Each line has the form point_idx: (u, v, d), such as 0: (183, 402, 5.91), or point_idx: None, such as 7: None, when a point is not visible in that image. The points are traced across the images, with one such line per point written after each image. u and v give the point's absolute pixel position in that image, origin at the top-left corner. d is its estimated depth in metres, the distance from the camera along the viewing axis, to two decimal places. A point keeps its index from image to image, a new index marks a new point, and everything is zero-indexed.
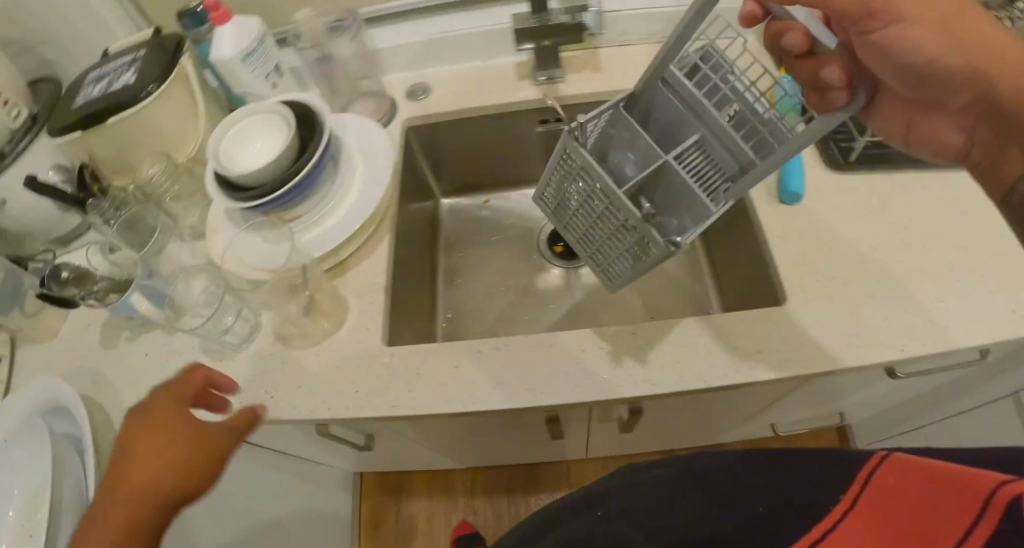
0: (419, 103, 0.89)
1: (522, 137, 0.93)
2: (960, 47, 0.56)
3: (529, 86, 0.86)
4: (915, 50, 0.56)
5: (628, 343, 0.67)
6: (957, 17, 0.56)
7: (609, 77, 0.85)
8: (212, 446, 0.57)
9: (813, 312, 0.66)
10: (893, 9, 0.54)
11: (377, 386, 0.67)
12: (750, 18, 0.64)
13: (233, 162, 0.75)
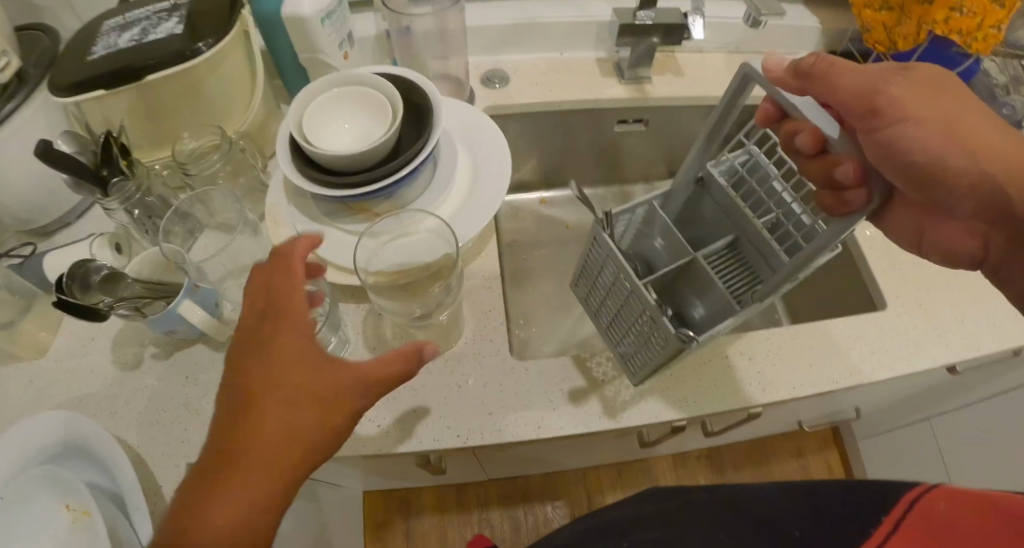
0: (496, 91, 0.82)
1: (595, 137, 0.89)
2: (959, 147, 0.51)
3: (614, 84, 0.83)
4: (918, 152, 0.51)
5: (761, 347, 0.67)
6: (953, 114, 0.51)
7: (691, 82, 0.85)
8: (328, 381, 0.44)
9: (915, 318, 0.70)
10: (889, 101, 0.51)
11: (510, 405, 0.61)
12: (764, 116, 0.63)
13: (322, 140, 0.63)
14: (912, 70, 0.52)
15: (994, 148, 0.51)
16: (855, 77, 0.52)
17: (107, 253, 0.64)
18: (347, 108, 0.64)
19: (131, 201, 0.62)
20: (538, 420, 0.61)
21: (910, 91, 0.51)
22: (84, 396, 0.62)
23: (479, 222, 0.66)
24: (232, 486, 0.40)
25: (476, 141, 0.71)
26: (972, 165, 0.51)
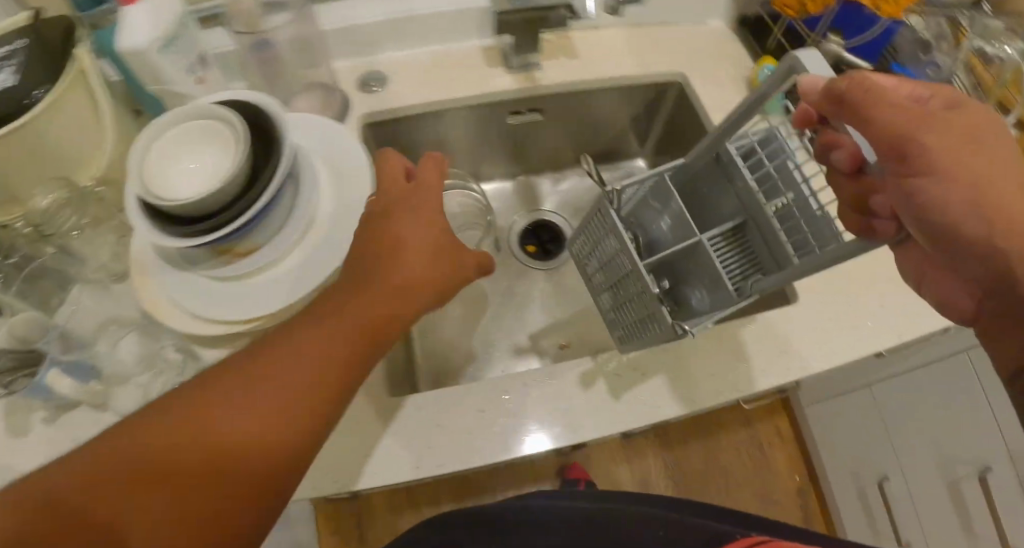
0: (375, 96, 0.76)
1: (492, 131, 0.84)
2: (980, 214, 0.45)
3: (501, 75, 0.78)
4: (936, 212, 0.46)
5: (661, 359, 0.66)
6: (984, 173, 0.45)
7: (584, 65, 0.80)
8: (401, 278, 0.51)
9: (817, 310, 0.68)
10: (925, 157, 0.44)
11: (385, 446, 0.60)
12: (800, 118, 0.55)
13: (168, 186, 0.58)
14: (964, 110, 0.46)
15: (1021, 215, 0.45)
16: (893, 105, 0.44)
17: None
18: (189, 143, 0.60)
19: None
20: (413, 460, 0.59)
21: (949, 130, 0.44)
22: None
23: (340, 246, 0.64)
24: (281, 378, 0.44)
25: (336, 155, 0.68)
26: (990, 233, 0.45)
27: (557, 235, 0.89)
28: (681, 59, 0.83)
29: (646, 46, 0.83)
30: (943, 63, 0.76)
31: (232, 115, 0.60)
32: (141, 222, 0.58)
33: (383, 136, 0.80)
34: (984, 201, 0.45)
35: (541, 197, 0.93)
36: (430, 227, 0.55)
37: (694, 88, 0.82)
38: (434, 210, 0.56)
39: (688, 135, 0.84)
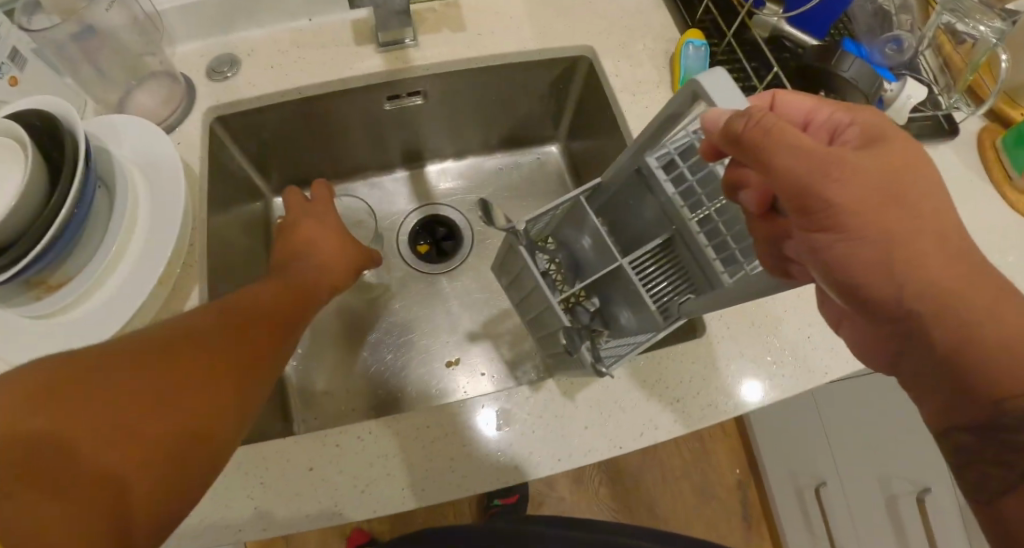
0: (223, 84, 0.65)
1: (370, 118, 0.72)
2: (895, 278, 0.33)
3: (370, 55, 0.66)
4: (842, 269, 0.34)
5: (537, 403, 0.56)
6: (904, 225, 0.33)
7: (472, 39, 0.68)
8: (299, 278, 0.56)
9: (724, 343, 0.57)
10: (824, 195, 0.33)
11: (196, 512, 0.52)
12: (709, 148, 0.40)
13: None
14: (886, 146, 0.35)
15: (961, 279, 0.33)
16: (798, 145, 0.34)
17: None
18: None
19: None
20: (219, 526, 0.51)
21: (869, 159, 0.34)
22: None
23: (165, 253, 0.58)
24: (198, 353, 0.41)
25: (153, 158, 0.61)
26: (905, 301, 0.33)
27: (453, 232, 0.80)
28: (589, 29, 0.71)
29: (550, 14, 0.71)
30: (908, 41, 0.62)
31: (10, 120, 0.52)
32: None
33: (239, 130, 0.69)
34: (903, 262, 0.33)
35: (441, 190, 0.82)
36: (337, 237, 0.64)
37: (603, 62, 0.69)
38: (336, 228, 0.65)
39: (600, 118, 0.73)
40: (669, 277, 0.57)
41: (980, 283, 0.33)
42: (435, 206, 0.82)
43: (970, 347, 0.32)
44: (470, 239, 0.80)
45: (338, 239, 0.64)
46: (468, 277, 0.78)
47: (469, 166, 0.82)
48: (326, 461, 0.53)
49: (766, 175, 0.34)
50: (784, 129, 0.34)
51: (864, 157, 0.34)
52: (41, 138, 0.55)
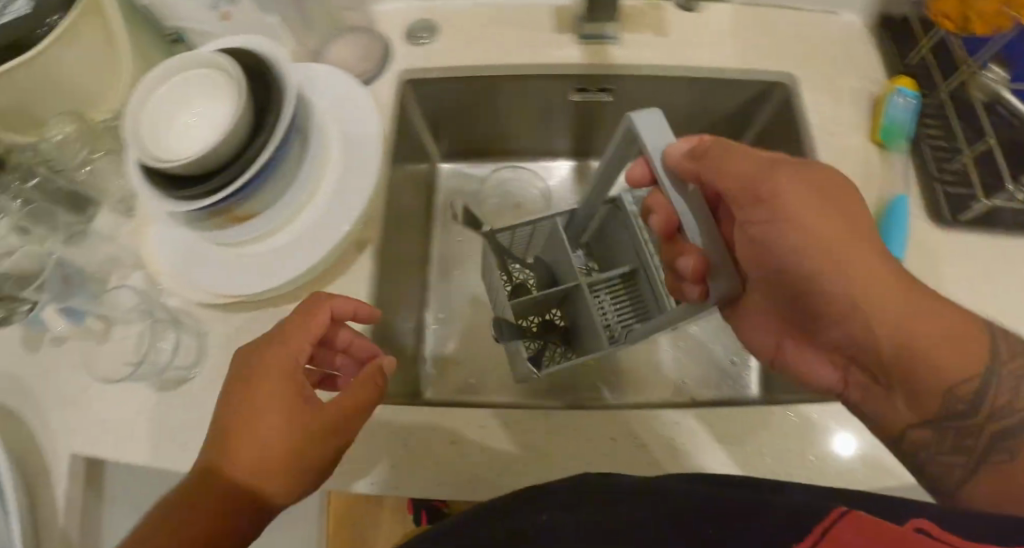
0: (421, 49, 0.65)
1: (552, 107, 0.71)
2: (849, 277, 0.42)
3: (569, 44, 0.65)
4: (844, 281, 0.43)
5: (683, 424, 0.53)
6: (848, 226, 0.44)
7: (672, 46, 0.66)
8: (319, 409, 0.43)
9: None
10: (743, 189, 0.47)
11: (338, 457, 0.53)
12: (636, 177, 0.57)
13: (159, 141, 0.54)
14: (809, 170, 0.46)
15: (889, 294, 0.41)
16: (726, 158, 0.47)
17: None
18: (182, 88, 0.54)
19: (12, 193, 0.65)
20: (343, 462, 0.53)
21: (797, 192, 0.45)
22: None
23: (344, 213, 0.58)
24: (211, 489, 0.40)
25: (348, 114, 0.60)
26: (849, 288, 0.42)
27: None
28: (792, 56, 0.68)
29: (756, 33, 0.68)
30: None
31: (235, 70, 0.54)
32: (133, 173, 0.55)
33: (424, 97, 0.68)
34: (857, 265, 0.42)
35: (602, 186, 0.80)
36: (284, 385, 0.43)
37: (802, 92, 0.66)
38: (296, 433, 0.41)
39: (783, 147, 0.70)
40: (625, 303, 0.67)
41: (964, 328, 0.40)
42: None
43: (899, 328, 0.41)
44: None
45: (299, 393, 0.43)
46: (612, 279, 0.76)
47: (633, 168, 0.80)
48: (469, 437, 0.53)
49: (762, 190, 0.46)
50: (731, 158, 0.47)
51: (816, 175, 0.46)
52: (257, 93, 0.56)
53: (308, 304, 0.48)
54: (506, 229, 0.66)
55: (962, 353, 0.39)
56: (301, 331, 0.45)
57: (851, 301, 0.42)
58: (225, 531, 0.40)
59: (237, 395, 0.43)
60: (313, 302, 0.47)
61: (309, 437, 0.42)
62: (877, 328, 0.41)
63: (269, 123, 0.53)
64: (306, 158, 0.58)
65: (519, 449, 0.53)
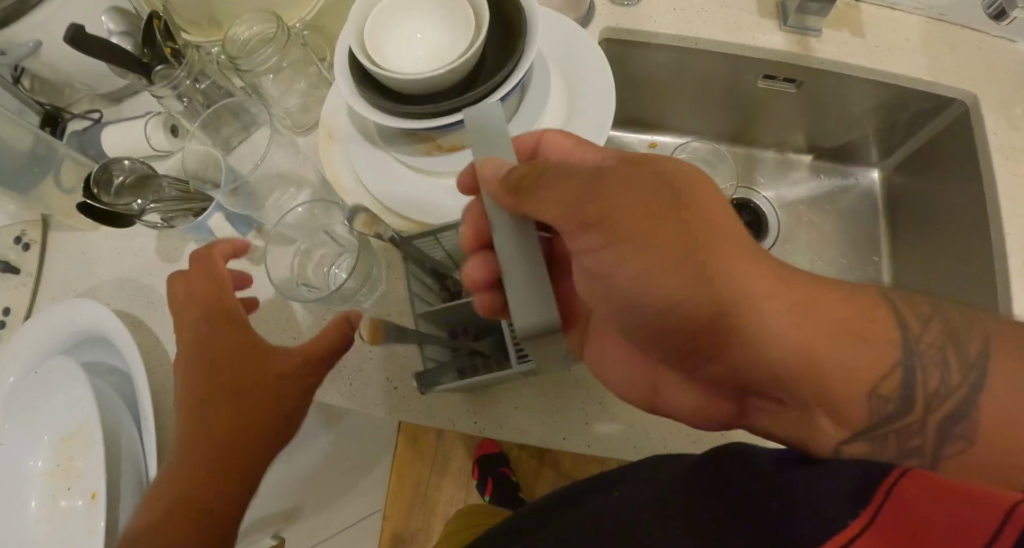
0: (626, 11, 0.65)
1: (735, 90, 0.73)
2: (767, 301, 0.35)
3: (772, 31, 0.65)
4: (633, 283, 0.37)
5: None
6: (636, 221, 0.37)
7: (869, 48, 0.65)
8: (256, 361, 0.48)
9: None
10: (607, 212, 0.37)
11: (533, 403, 0.53)
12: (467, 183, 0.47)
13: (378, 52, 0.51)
14: (620, 173, 0.38)
15: (765, 307, 0.35)
16: (559, 178, 0.38)
17: (162, 137, 0.63)
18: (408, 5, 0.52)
19: (181, 88, 0.60)
20: (528, 407, 0.53)
21: (629, 198, 0.37)
22: (122, 280, 0.65)
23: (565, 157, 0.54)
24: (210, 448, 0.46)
25: (572, 58, 0.58)
26: (671, 300, 0.36)
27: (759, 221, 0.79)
28: None
29: (945, 48, 0.65)
30: None
31: (486, 18, 0.50)
32: (338, 64, 0.53)
33: (613, 58, 0.69)
34: (700, 287, 0.36)
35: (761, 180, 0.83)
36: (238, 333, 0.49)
37: None
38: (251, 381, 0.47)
39: (951, 167, 0.67)
40: None
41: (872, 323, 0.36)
42: (753, 193, 0.82)
43: (833, 374, 0.35)
44: (777, 234, 0.79)
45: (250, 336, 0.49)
46: None
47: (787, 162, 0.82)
48: None
49: (544, 218, 0.38)
50: (554, 183, 0.37)
51: (625, 179, 0.38)
52: (491, 43, 0.53)
53: (208, 266, 0.51)
54: (427, 236, 0.53)
55: (869, 364, 0.36)
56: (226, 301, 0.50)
57: (722, 328, 0.36)
58: (248, 451, 0.46)
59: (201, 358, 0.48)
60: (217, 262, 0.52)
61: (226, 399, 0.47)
62: (751, 331, 0.36)
63: (495, 80, 0.50)
64: (521, 113, 0.55)
65: None
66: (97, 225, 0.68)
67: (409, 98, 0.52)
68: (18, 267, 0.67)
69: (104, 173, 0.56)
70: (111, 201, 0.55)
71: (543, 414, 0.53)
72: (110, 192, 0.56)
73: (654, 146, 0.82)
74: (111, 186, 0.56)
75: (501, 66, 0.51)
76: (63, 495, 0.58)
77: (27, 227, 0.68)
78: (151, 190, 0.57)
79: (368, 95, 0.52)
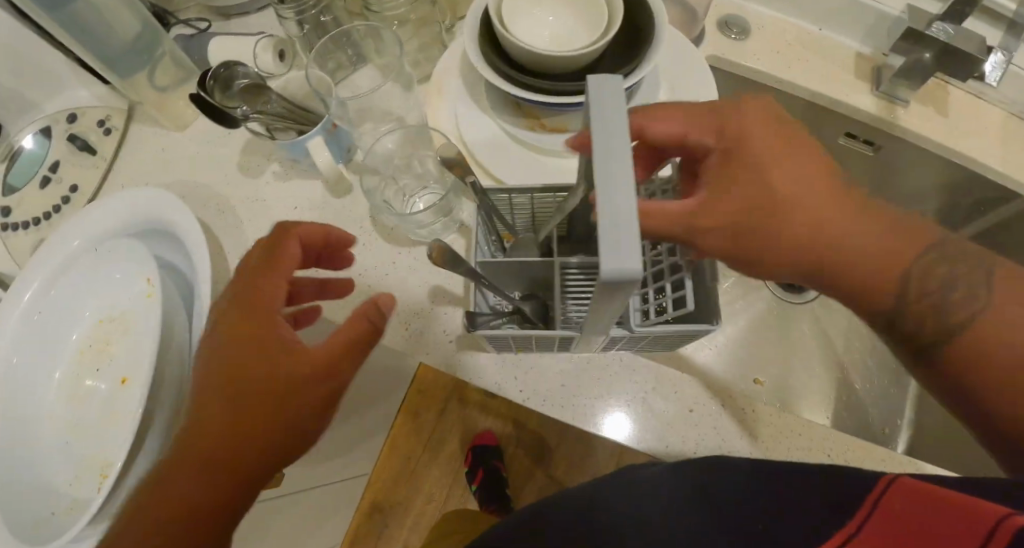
0: (732, 44, 0.69)
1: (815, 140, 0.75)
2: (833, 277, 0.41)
3: (864, 92, 0.68)
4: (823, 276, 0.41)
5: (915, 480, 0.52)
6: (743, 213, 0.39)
7: (953, 127, 0.67)
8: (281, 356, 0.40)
9: None
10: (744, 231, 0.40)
11: (579, 383, 0.54)
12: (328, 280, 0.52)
13: (508, 21, 0.53)
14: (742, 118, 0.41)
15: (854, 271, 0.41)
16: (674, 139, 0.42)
17: (269, 59, 0.64)
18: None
19: (304, 13, 0.62)
20: (574, 385, 0.54)
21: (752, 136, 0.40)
22: (197, 185, 0.66)
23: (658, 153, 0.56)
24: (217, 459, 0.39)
25: (682, 69, 0.61)
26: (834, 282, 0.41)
27: None
28: None
29: None
30: None
31: (621, 18, 0.52)
32: (469, 19, 0.55)
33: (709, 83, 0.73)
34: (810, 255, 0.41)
35: None
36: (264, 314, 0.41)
37: None
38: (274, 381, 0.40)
39: None
40: None
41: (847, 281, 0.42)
42: None
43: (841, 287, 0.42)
44: None
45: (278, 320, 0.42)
46: (796, 317, 0.79)
47: None
48: (707, 410, 0.54)
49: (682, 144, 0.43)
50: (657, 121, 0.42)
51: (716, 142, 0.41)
52: (615, 41, 0.55)
53: (269, 237, 0.45)
54: (500, 192, 0.49)
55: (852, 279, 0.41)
56: (266, 299, 0.42)
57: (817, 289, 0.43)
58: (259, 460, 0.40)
59: (221, 350, 0.41)
60: (273, 236, 0.45)
61: (242, 391, 0.40)
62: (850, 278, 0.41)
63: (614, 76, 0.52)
64: None
65: (740, 435, 0.53)
66: (185, 128, 0.70)
67: (527, 70, 0.55)
68: (96, 149, 0.67)
69: (229, 77, 0.60)
70: (225, 103, 0.60)
71: (575, 404, 0.54)
72: (227, 95, 0.60)
73: None
74: (230, 89, 0.60)
75: (621, 66, 0.53)
76: (88, 375, 0.59)
77: (113, 113, 0.69)
78: (261, 99, 0.59)
79: (492, 56, 0.54)
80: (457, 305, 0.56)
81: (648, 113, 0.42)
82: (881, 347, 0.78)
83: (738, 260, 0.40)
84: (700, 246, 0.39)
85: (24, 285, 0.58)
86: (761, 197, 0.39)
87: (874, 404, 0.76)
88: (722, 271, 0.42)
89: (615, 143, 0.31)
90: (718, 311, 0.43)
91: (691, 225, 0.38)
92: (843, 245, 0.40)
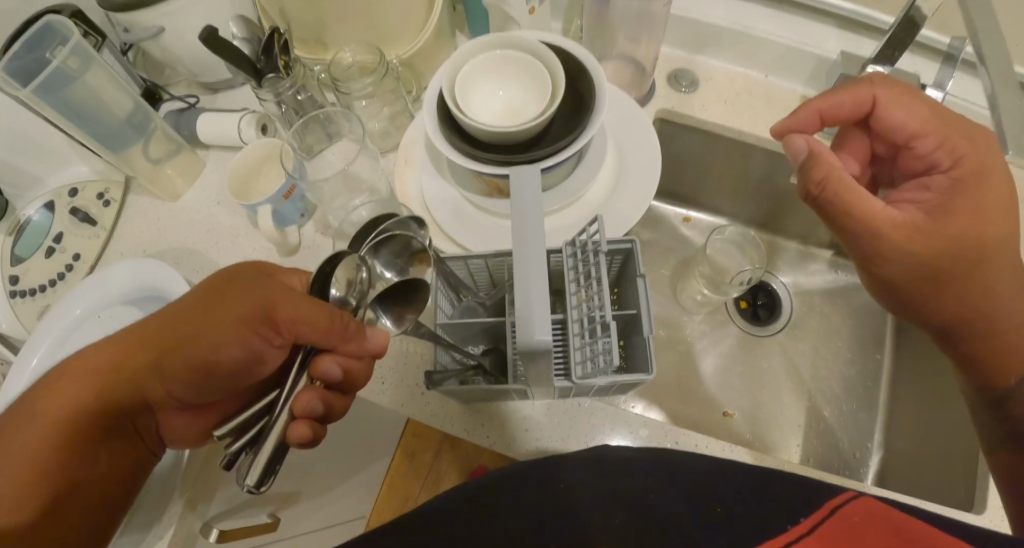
0: (682, 94, 0.75)
1: (771, 178, 0.80)
2: (989, 329, 0.55)
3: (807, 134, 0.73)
4: (936, 309, 0.56)
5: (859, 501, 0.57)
6: (959, 220, 0.52)
7: None
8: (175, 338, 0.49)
9: None
10: (956, 203, 0.52)
11: (540, 428, 0.59)
12: None
13: (462, 97, 0.58)
14: (963, 190, 0.53)
15: (1008, 328, 0.55)
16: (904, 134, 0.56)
17: (252, 133, 0.73)
18: (501, 68, 0.60)
19: (282, 95, 0.67)
20: (538, 432, 0.59)
21: (990, 203, 0.52)
22: (192, 251, 0.72)
23: (613, 215, 0.60)
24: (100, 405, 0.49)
25: (626, 130, 0.65)
26: (970, 313, 0.55)
27: (773, 304, 0.87)
28: None
29: None
30: None
31: (562, 89, 0.56)
32: (427, 96, 0.60)
33: (664, 135, 0.78)
34: (936, 282, 0.53)
35: (783, 265, 0.89)
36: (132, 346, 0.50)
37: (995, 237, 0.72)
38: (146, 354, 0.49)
39: None
40: None
41: (993, 332, 0.55)
42: (772, 276, 0.88)
43: (989, 343, 0.56)
44: (785, 319, 0.86)
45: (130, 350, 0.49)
46: (763, 346, 0.83)
47: (807, 253, 0.88)
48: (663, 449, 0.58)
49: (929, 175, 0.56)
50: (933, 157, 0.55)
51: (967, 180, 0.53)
52: (562, 109, 0.59)
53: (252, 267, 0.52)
54: (457, 260, 0.55)
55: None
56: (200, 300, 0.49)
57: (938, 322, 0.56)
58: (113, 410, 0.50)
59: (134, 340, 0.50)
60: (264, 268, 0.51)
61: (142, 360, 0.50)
62: (1011, 331, 0.55)
63: (565, 140, 0.56)
64: (578, 172, 0.61)
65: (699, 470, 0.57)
66: (178, 197, 0.76)
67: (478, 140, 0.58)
68: (97, 220, 0.74)
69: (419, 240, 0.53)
70: (343, 274, 0.50)
71: (539, 448, 0.59)
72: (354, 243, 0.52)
73: (687, 218, 0.91)
74: (385, 291, 0.51)
75: (567, 132, 0.57)
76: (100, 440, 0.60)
77: (111, 186, 0.75)
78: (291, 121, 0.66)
79: (446, 128, 0.58)
80: (422, 359, 0.61)
81: (890, 101, 0.56)
82: (850, 370, 0.81)
83: (906, 279, 0.54)
84: (889, 252, 0.53)
85: (32, 352, 0.63)
86: (978, 238, 0.52)
87: (843, 430, 0.78)
88: (896, 290, 0.56)
89: (532, 242, 0.37)
90: (653, 362, 0.49)
91: (896, 237, 0.52)
92: (993, 307, 0.54)
